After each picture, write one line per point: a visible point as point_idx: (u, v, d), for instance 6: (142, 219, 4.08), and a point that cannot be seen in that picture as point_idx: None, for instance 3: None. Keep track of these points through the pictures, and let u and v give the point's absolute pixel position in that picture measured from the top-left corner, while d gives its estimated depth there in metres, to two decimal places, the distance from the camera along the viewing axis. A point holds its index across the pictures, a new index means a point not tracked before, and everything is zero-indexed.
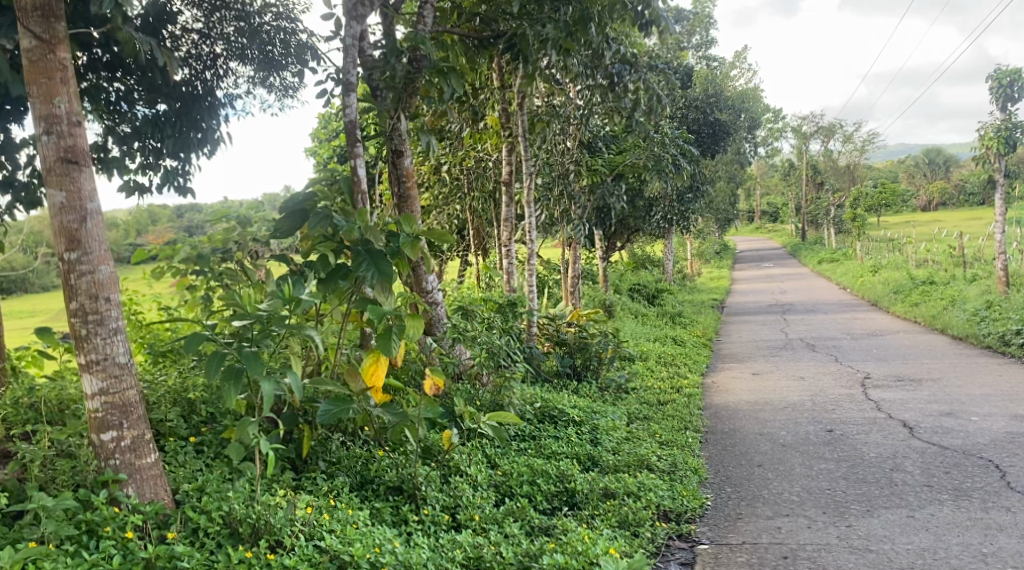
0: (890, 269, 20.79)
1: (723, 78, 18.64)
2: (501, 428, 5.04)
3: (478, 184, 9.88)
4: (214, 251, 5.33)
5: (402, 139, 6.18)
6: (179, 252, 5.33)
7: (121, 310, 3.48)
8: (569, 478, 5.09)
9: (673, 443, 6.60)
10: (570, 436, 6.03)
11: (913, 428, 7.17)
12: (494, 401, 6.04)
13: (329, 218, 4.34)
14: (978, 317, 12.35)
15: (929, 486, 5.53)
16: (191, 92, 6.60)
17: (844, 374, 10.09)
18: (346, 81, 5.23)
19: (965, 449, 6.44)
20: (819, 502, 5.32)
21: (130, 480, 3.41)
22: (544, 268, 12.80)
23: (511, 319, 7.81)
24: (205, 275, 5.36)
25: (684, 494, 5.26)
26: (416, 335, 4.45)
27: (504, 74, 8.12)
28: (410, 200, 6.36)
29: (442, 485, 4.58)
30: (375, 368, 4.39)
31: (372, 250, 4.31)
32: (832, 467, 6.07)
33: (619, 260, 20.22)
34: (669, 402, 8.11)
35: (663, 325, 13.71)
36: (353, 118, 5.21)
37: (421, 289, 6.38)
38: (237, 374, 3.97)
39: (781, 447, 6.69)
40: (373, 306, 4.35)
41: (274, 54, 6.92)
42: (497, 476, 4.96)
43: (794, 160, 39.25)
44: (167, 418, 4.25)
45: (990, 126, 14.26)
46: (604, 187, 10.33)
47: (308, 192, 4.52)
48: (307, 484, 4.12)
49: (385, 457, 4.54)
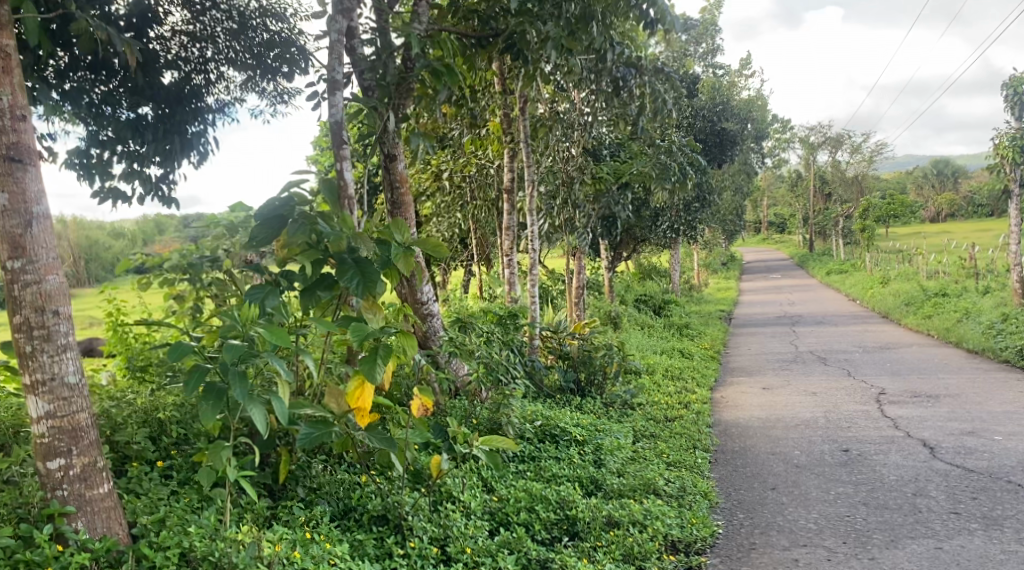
0: (901, 280, 20.39)
1: (729, 87, 18.35)
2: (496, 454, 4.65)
3: (481, 192, 9.58)
4: (203, 260, 5.00)
5: (394, 143, 5.93)
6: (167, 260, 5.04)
7: (71, 325, 3.17)
8: (571, 504, 4.75)
9: (681, 464, 6.26)
10: (572, 457, 5.68)
11: (933, 448, 6.80)
12: (493, 420, 5.69)
13: (309, 223, 4.01)
14: (993, 331, 11.96)
15: (956, 513, 5.17)
16: (178, 96, 6.33)
17: (858, 389, 9.73)
18: (332, 79, 4.92)
19: (991, 471, 6.07)
20: (839, 531, 4.97)
21: (79, 513, 3.10)
22: (549, 278, 12.49)
23: (512, 331, 7.38)
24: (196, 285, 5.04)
25: (694, 522, 4.91)
26: (409, 353, 4.10)
27: (505, 78, 7.81)
28: (403, 205, 6.09)
29: (433, 514, 4.26)
30: (360, 394, 4.00)
31: (360, 260, 4.03)
32: (850, 491, 5.71)
33: (625, 270, 19.88)
34: (677, 418, 7.76)
35: (670, 338, 13.37)
36: (340, 118, 4.93)
37: (416, 299, 6.08)
38: (219, 395, 3.50)
39: (795, 468, 6.33)
40: (358, 323, 3.96)
41: (268, 57, 6.61)
42: (493, 502, 4.65)
43: (801, 170, 38.93)
44: (134, 440, 3.93)
45: (1004, 135, 13.91)
46: (609, 197, 9.59)
47: (286, 197, 4.15)
48: (283, 514, 3.82)
49: (371, 484, 4.25)
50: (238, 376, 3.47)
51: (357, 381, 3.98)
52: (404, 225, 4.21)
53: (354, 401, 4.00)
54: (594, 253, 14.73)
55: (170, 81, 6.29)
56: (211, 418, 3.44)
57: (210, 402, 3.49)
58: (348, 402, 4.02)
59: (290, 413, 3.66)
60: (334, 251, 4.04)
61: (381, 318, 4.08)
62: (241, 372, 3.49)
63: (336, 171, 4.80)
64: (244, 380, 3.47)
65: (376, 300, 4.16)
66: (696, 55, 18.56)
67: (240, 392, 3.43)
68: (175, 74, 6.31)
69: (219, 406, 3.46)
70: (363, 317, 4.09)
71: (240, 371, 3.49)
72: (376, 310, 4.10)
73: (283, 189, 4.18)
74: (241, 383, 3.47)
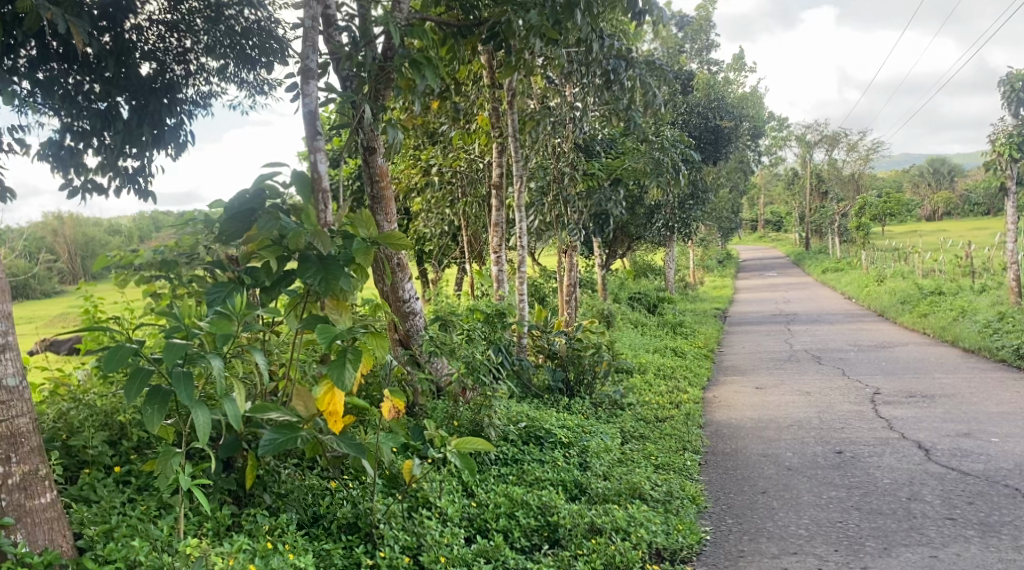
0: (895, 279, 20.25)
1: (724, 83, 18.17)
2: (470, 458, 4.45)
3: (472, 189, 9.40)
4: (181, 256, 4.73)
5: (374, 135, 5.72)
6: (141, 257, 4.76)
7: (9, 324, 3.04)
8: (552, 510, 4.57)
9: (669, 467, 6.09)
10: (556, 459, 5.51)
11: (929, 449, 6.64)
12: (474, 423, 5.48)
13: (276, 218, 3.84)
14: (989, 330, 11.83)
15: (952, 519, 5.01)
16: (155, 87, 6.13)
17: (852, 389, 9.56)
18: (305, 68, 4.73)
19: (987, 474, 5.91)
20: (830, 538, 4.81)
21: (18, 525, 2.96)
22: (540, 275, 12.32)
23: (498, 329, 7.23)
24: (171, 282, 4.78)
25: (679, 528, 4.75)
26: (380, 354, 3.94)
27: (493, 71, 7.61)
28: (384, 199, 5.86)
29: (406, 521, 4.07)
30: (331, 399, 3.80)
31: (324, 257, 3.86)
32: (843, 495, 5.55)
33: (620, 268, 19.72)
34: (667, 419, 7.60)
35: (664, 336, 13.21)
36: (313, 108, 4.72)
37: (397, 298, 5.78)
38: (164, 396, 3.30)
39: (787, 471, 6.16)
40: (324, 324, 3.80)
41: (248, 48, 6.43)
42: (471, 508, 4.47)
43: (797, 169, 38.78)
44: (90, 443, 3.74)
45: (1001, 131, 13.76)
46: (601, 194, 9.15)
47: (257, 189, 3.98)
48: (245, 523, 3.64)
49: (341, 491, 4.06)
50: (181, 378, 3.27)
51: (326, 386, 3.80)
52: (370, 221, 4.11)
53: (324, 406, 3.79)
54: (587, 250, 14.55)
55: (148, 73, 6.10)
56: (155, 424, 3.24)
57: (153, 405, 3.28)
58: (317, 406, 3.82)
59: (242, 417, 3.48)
60: (296, 248, 3.85)
61: (348, 319, 3.92)
62: (185, 373, 3.29)
63: (310, 163, 4.62)
64: (189, 382, 3.27)
65: (342, 300, 4.03)
66: (691, 51, 18.36)
67: (184, 396, 3.24)
68: (153, 65, 6.12)
69: (162, 408, 3.26)
70: (327, 317, 3.96)
71: (184, 372, 3.28)
72: (341, 310, 3.96)
73: (254, 182, 3.99)
74: (186, 385, 3.26)
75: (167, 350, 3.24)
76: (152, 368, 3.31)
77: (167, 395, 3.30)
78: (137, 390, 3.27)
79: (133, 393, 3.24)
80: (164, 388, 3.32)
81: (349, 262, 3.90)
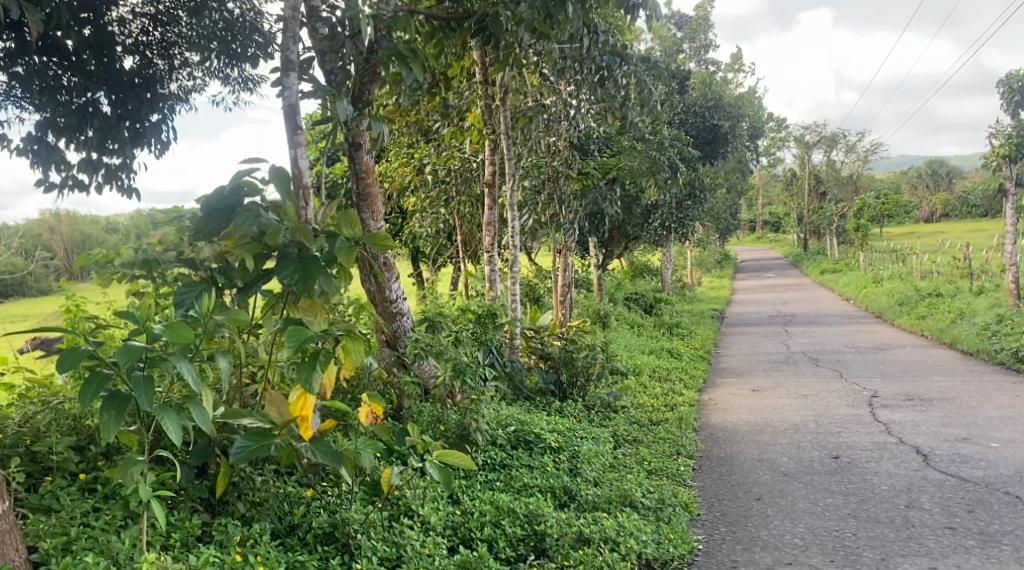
0: (894, 280, 20.14)
1: (722, 82, 18.04)
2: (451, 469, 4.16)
3: (467, 187, 9.24)
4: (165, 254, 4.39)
5: (360, 130, 5.57)
6: (124, 256, 4.42)
7: None
8: (539, 519, 4.42)
9: (661, 472, 5.96)
10: (546, 465, 5.36)
11: (927, 455, 6.50)
12: (461, 427, 5.27)
13: (256, 217, 3.73)
14: (988, 332, 11.71)
15: (951, 528, 4.87)
16: (136, 82, 5.95)
17: (849, 391, 9.43)
18: (285, 60, 4.57)
19: (988, 482, 5.76)
20: (825, 548, 4.67)
21: None
22: (535, 275, 12.17)
23: (490, 330, 7.11)
24: (155, 281, 4.46)
25: (670, 537, 4.63)
26: (358, 359, 3.82)
27: (485, 67, 7.46)
28: (370, 197, 5.68)
29: (386, 530, 3.94)
30: (304, 404, 3.64)
31: (303, 255, 3.71)
32: (839, 502, 5.41)
33: (617, 268, 19.56)
34: (661, 422, 7.45)
35: (659, 337, 13.04)
36: (293, 101, 4.55)
37: (385, 298, 5.60)
38: (122, 403, 3.12)
39: (782, 477, 6.02)
40: (296, 327, 3.65)
41: (233, 42, 6.27)
42: (455, 516, 4.33)
43: (796, 170, 38.62)
44: (56, 448, 3.59)
45: (1000, 132, 13.64)
46: (596, 192, 9.23)
47: (235, 185, 3.79)
48: (216, 533, 3.52)
49: (316, 499, 3.92)
50: (141, 381, 3.10)
51: (298, 391, 3.63)
52: (355, 220, 3.87)
53: (296, 411, 3.63)
54: (583, 250, 14.41)
55: (130, 66, 5.94)
56: (113, 432, 3.07)
57: (110, 412, 3.10)
58: (290, 412, 3.64)
59: (211, 423, 3.32)
60: (275, 246, 3.72)
61: (322, 322, 3.77)
62: (145, 375, 3.12)
63: (291, 158, 4.48)
64: (148, 385, 3.10)
65: (318, 302, 3.83)
66: (690, 51, 18.23)
67: (146, 400, 3.07)
68: (136, 59, 5.97)
69: (120, 415, 3.09)
70: (301, 318, 3.77)
71: (145, 375, 3.11)
72: (315, 311, 3.76)
73: (231, 176, 3.82)
74: (146, 389, 3.09)
75: (125, 353, 3.08)
76: (109, 372, 3.13)
77: (125, 400, 3.13)
78: (93, 396, 3.10)
79: (88, 399, 3.07)
80: (123, 393, 3.15)
81: (332, 262, 3.73)
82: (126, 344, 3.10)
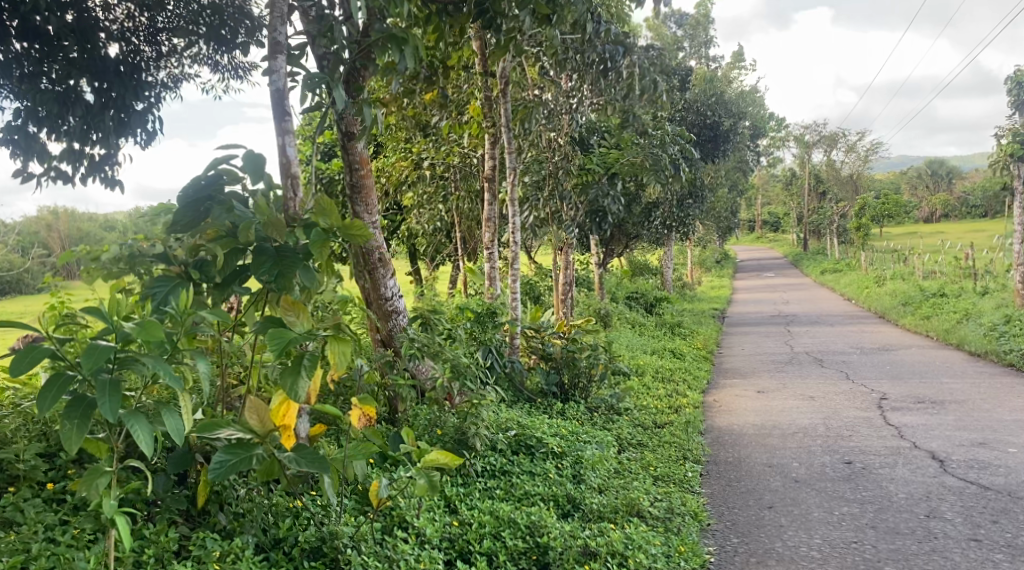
0: (897, 280, 19.90)
1: (723, 79, 17.77)
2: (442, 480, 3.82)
3: (466, 182, 8.98)
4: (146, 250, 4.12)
5: (353, 118, 5.25)
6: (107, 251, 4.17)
7: None
8: (542, 530, 4.17)
9: (669, 478, 5.71)
10: (547, 472, 5.11)
11: (944, 460, 6.25)
12: (461, 433, 5.04)
13: (229, 209, 3.50)
14: (996, 333, 11.46)
15: (977, 541, 4.63)
16: (121, 70, 5.62)
17: (858, 393, 9.18)
18: (273, 41, 4.30)
19: (1010, 490, 5.51)
20: (845, 561, 4.43)
21: None
22: (535, 274, 11.91)
23: (490, 329, 6.89)
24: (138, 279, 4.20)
25: (681, 550, 4.39)
26: (344, 360, 3.57)
27: (485, 57, 7.20)
28: (364, 189, 5.41)
29: (378, 544, 3.69)
30: (287, 410, 3.44)
31: (281, 248, 3.48)
32: (856, 511, 5.15)
33: (617, 267, 19.29)
34: (666, 425, 7.19)
35: (662, 337, 12.77)
36: (281, 85, 4.27)
37: (379, 295, 5.35)
38: (85, 409, 2.85)
39: (794, 483, 5.76)
40: (280, 329, 3.37)
41: (221, 27, 5.98)
42: (452, 528, 4.07)
43: (796, 169, 38.33)
44: (21, 457, 3.33)
45: (1008, 130, 13.36)
46: (597, 188, 8.74)
47: (214, 174, 3.55)
48: (193, 549, 3.26)
49: (302, 511, 3.66)
50: (106, 386, 2.82)
51: (281, 396, 3.42)
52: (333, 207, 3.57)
53: (279, 419, 3.42)
54: (583, 248, 14.13)
55: (115, 54, 5.62)
56: (74, 443, 2.79)
57: (73, 419, 2.84)
58: (272, 420, 3.41)
59: (185, 433, 3.04)
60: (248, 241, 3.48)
61: (307, 323, 3.52)
62: (111, 379, 2.85)
63: (278, 146, 4.21)
64: (114, 391, 2.82)
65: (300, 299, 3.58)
66: (690, 48, 17.96)
67: (107, 407, 2.78)
68: (121, 47, 5.65)
69: (82, 424, 2.83)
70: (284, 319, 3.53)
71: (110, 379, 2.83)
72: (297, 311, 3.52)
73: (208, 165, 3.55)
74: (111, 396, 2.81)
75: (89, 354, 2.80)
76: (73, 375, 2.86)
77: (89, 407, 2.86)
78: (54, 400, 2.83)
79: (47, 406, 2.78)
80: (88, 398, 2.88)
81: (307, 256, 3.50)
82: (91, 344, 2.83)
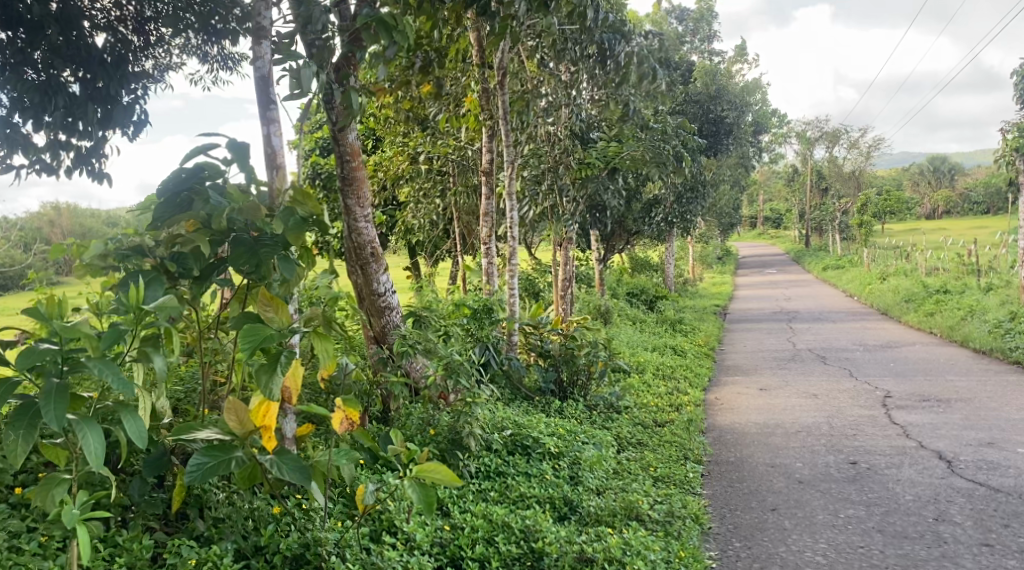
0: (899, 277, 19.71)
1: (725, 72, 17.50)
2: (430, 485, 3.63)
3: (461, 177, 8.83)
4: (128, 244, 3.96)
5: (337, 104, 5.02)
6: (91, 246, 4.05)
7: None
8: (537, 535, 4.03)
9: (669, 479, 5.54)
10: (544, 473, 4.96)
11: (952, 461, 6.08)
12: (454, 432, 4.87)
13: (205, 199, 3.35)
14: (1001, 330, 11.29)
15: (989, 546, 4.47)
16: (106, 60, 5.42)
17: (863, 390, 9.01)
18: (256, 26, 4.14)
19: (1021, 491, 5.35)
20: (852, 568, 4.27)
21: None
22: (533, 270, 11.72)
23: (488, 325, 6.74)
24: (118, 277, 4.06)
25: (682, 555, 4.23)
26: (326, 357, 3.44)
27: (480, 46, 7.02)
28: (357, 181, 5.09)
29: (365, 552, 3.53)
30: (267, 411, 3.20)
31: (259, 238, 3.37)
32: (862, 514, 4.99)
33: (618, 263, 19.09)
34: (666, 424, 7.03)
35: (663, 334, 12.60)
36: (266, 72, 4.12)
37: (372, 292, 5.20)
38: (32, 416, 2.70)
39: (798, 484, 5.60)
40: (254, 326, 3.24)
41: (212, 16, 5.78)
42: (444, 532, 3.93)
43: (799, 166, 38.08)
44: None
45: (1013, 124, 13.16)
46: (597, 182, 8.62)
47: (195, 167, 3.39)
48: (168, 557, 3.13)
49: (284, 517, 3.51)
50: (52, 391, 2.68)
51: (260, 398, 3.22)
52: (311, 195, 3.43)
53: (258, 420, 3.19)
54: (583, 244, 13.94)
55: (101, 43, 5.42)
56: (20, 452, 2.65)
57: (18, 428, 2.68)
58: (251, 420, 3.19)
59: (144, 436, 2.87)
60: (224, 232, 3.36)
61: (285, 319, 3.34)
62: (59, 385, 2.70)
63: (263, 136, 4.05)
64: (60, 398, 2.67)
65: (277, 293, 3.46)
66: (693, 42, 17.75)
67: (52, 417, 2.63)
68: (108, 36, 5.47)
69: (28, 433, 2.67)
70: (261, 314, 3.33)
71: (57, 383, 2.69)
72: (277, 307, 3.31)
73: (187, 156, 3.38)
74: (57, 403, 2.66)
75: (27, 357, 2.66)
76: (17, 379, 2.71)
77: (35, 414, 2.71)
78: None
79: None
80: (34, 405, 2.73)
81: (286, 245, 3.40)
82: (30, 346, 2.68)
